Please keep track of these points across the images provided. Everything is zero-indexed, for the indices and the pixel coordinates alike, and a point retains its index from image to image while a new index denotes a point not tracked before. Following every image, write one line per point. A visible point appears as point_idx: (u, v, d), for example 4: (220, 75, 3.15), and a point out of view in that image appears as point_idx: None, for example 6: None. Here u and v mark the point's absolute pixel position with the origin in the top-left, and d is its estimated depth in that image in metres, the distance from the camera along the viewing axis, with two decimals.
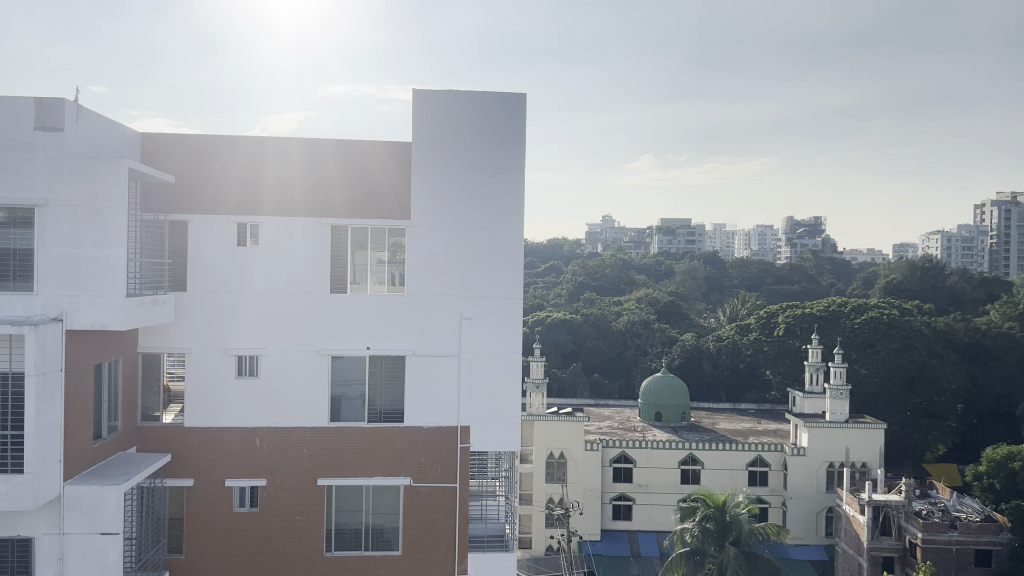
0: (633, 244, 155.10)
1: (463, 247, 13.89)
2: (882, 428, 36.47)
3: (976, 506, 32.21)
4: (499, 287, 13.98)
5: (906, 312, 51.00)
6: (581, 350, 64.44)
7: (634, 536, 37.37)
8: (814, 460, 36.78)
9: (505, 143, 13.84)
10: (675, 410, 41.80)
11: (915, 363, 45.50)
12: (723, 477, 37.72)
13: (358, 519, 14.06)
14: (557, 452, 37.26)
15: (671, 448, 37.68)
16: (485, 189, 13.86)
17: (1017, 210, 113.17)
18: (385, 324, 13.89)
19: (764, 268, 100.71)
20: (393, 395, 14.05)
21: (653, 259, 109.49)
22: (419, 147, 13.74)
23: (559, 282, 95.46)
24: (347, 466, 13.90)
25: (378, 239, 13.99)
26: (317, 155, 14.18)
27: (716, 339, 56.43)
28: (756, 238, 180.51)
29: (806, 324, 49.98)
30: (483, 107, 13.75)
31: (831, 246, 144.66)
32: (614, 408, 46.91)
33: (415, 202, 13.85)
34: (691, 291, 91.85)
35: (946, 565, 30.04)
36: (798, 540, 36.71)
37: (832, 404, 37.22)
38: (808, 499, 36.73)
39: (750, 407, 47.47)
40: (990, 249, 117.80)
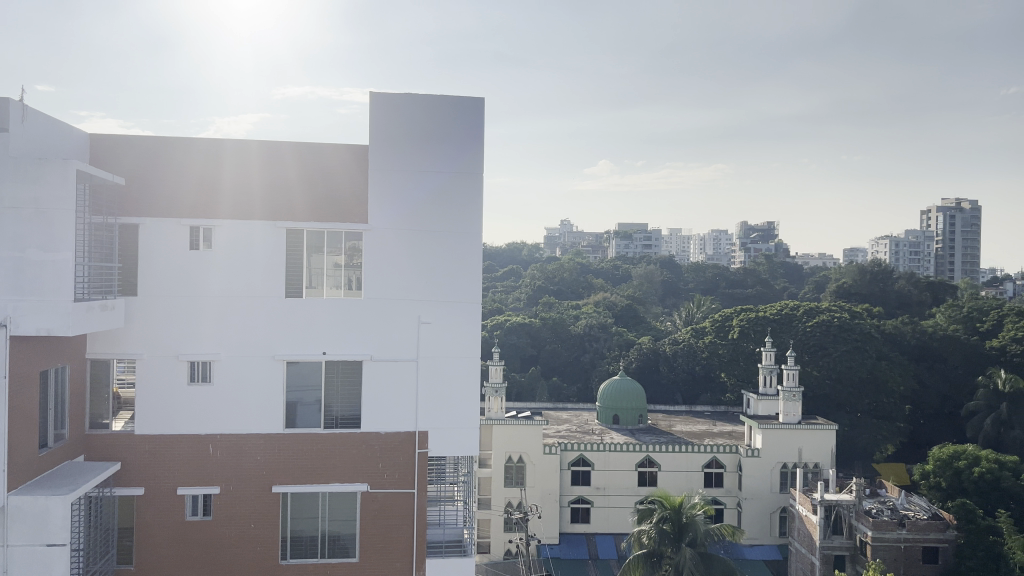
0: (590, 247, 156.09)
1: (422, 250, 13.85)
2: (833, 428, 37.22)
3: (923, 504, 33.00)
4: (458, 290, 13.94)
5: (856, 315, 52.18)
6: (539, 354, 64.58)
7: (592, 539, 37.53)
8: (768, 461, 37.36)
9: (463, 147, 13.83)
10: (633, 412, 42.10)
11: (864, 365, 46.54)
12: (680, 479, 38.10)
13: (313, 526, 13.88)
14: (515, 456, 37.24)
15: (629, 451, 37.97)
16: (442, 190, 13.83)
17: (961, 217, 117.15)
18: (342, 329, 13.77)
19: (719, 272, 102.25)
20: (350, 401, 13.91)
21: (611, 263, 110.37)
22: (374, 150, 13.64)
23: (518, 286, 95.66)
24: (302, 473, 13.75)
25: (334, 243, 13.85)
26: (275, 156, 14.03)
27: (673, 342, 57.08)
28: (711, 243, 183.14)
29: (759, 327, 50.86)
30: (442, 111, 13.76)
31: (784, 251, 147.61)
32: (572, 411, 47.10)
33: (372, 205, 13.77)
34: (647, 294, 92.88)
35: (895, 563, 30.77)
36: (752, 540, 37.23)
37: (785, 406, 37.86)
38: (762, 500, 37.33)
39: (705, 409, 48.06)
40: (936, 255, 121.30)
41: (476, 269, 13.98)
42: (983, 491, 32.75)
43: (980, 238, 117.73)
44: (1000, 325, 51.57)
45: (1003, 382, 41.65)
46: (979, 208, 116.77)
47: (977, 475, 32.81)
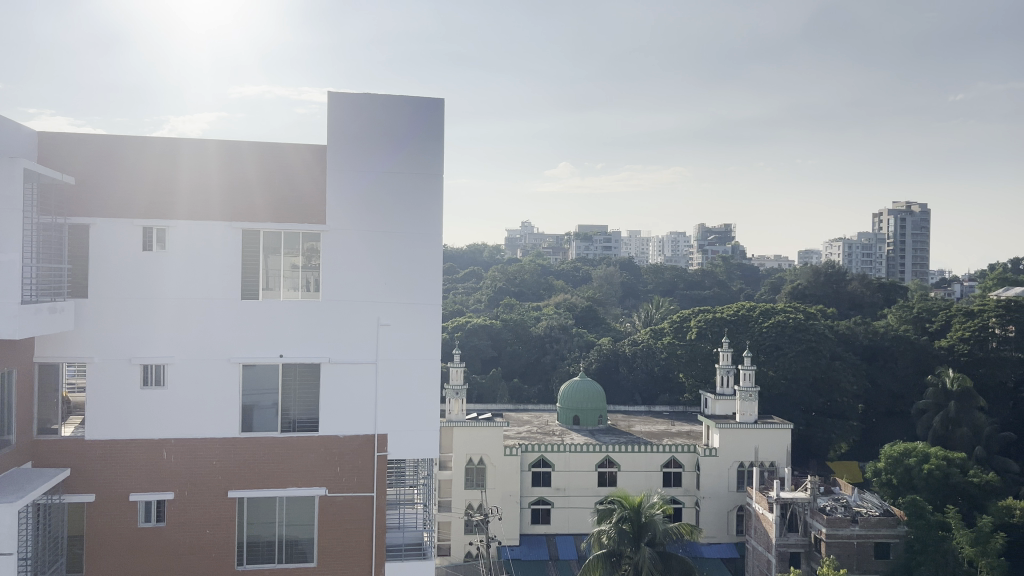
0: (551, 249, 156.60)
1: (383, 250, 13.75)
2: (788, 428, 37.83)
3: (875, 501, 33.68)
4: (416, 293, 13.87)
5: (811, 316, 53.11)
6: (500, 355, 64.60)
7: (552, 539, 37.64)
8: (725, 460, 37.84)
9: (423, 148, 13.75)
10: (593, 413, 42.30)
11: (818, 365, 47.38)
12: (639, 479, 38.38)
13: (271, 531, 13.70)
14: (476, 458, 37.16)
15: (589, 451, 38.15)
16: (402, 191, 13.75)
17: (912, 219, 120.05)
18: (301, 331, 13.61)
19: (678, 273, 103.29)
20: (308, 404, 13.75)
21: (571, 265, 110.83)
22: (332, 150, 13.52)
23: (479, 288, 95.56)
24: (259, 477, 13.54)
25: (292, 244, 13.69)
26: (234, 156, 13.85)
27: (632, 343, 57.52)
28: (670, 245, 185.02)
29: (716, 328, 51.55)
30: (401, 111, 13.68)
31: (741, 253, 149.82)
32: (533, 412, 47.17)
33: (329, 206, 13.63)
34: (608, 296, 93.45)
35: (848, 560, 31.39)
36: (710, 538, 37.69)
37: (742, 405, 38.39)
38: (720, 499, 37.81)
39: (664, 410, 48.50)
40: (888, 257, 123.94)
41: (437, 270, 13.90)
42: (932, 488, 33.55)
43: (929, 240, 120.75)
44: (949, 325, 52.87)
45: (952, 381, 42.71)
46: (929, 211, 119.76)
47: (927, 472, 33.60)
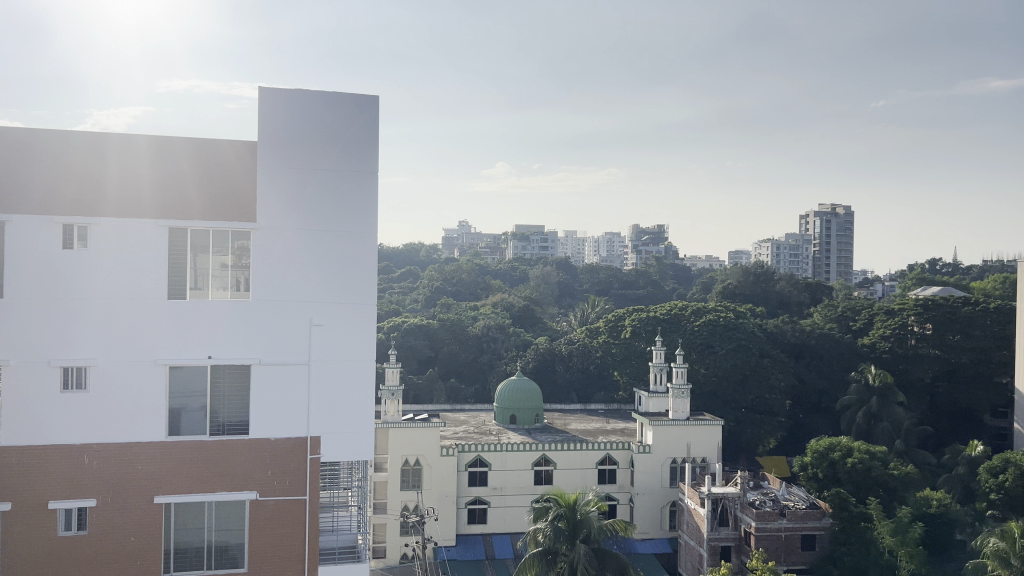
0: (488, 248, 156.76)
1: (317, 250, 13.53)
2: (719, 424, 38.64)
3: (802, 495, 34.69)
4: (351, 293, 13.68)
5: (741, 315, 54.42)
6: (437, 355, 64.39)
7: (488, 539, 37.69)
8: (659, 457, 38.46)
9: (358, 146, 13.56)
10: (530, 412, 42.47)
11: (748, 362, 48.57)
12: (575, 477, 38.70)
13: (200, 537, 13.33)
14: (412, 459, 36.90)
15: (525, 450, 38.28)
16: (336, 189, 13.54)
17: (836, 221, 124.10)
18: (232, 332, 13.29)
19: (613, 273, 104.60)
20: (237, 406, 13.41)
21: (508, 264, 111.12)
22: (264, 147, 13.25)
23: (415, 287, 95.02)
24: (187, 482, 13.18)
25: (221, 242, 13.34)
26: (166, 152, 13.53)
27: (568, 342, 57.97)
28: (605, 245, 187.20)
29: (650, 327, 52.41)
30: (335, 108, 13.47)
31: (673, 253, 152.59)
32: (469, 412, 47.12)
33: (260, 204, 13.33)
34: (545, 295, 93.98)
35: (777, 552, 32.24)
36: (643, 534, 38.25)
37: (675, 402, 39.03)
38: (653, 494, 38.40)
39: (599, 407, 49.05)
40: (813, 257, 127.65)
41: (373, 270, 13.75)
42: (856, 481, 34.73)
43: (853, 242, 125.18)
44: (871, 323, 54.82)
45: (874, 377, 44.29)
46: (853, 213, 124.07)
47: (851, 465, 34.79)
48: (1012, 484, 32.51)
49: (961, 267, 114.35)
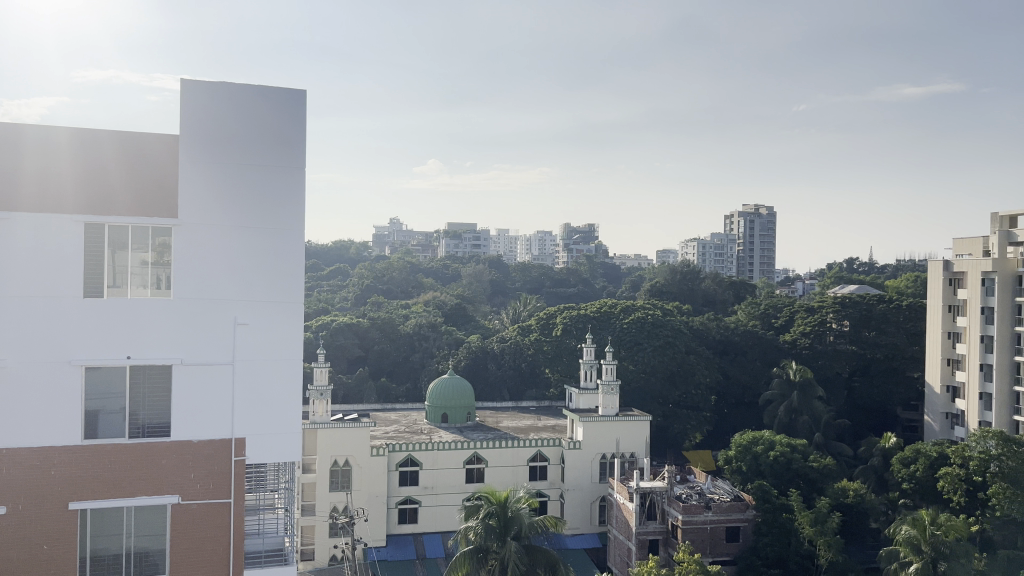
0: (420, 246, 155.77)
1: (243, 246, 13.21)
2: (647, 419, 39.33)
3: (727, 487, 35.53)
4: (278, 290, 13.40)
5: (668, 313, 55.46)
6: (367, 354, 63.69)
7: (419, 538, 37.49)
8: (588, 453, 38.92)
9: (284, 140, 13.30)
10: (461, 410, 42.39)
11: (676, 359, 49.51)
12: (506, 474, 38.81)
13: (118, 543, 12.86)
14: (341, 459, 36.40)
15: (457, 448, 38.18)
16: (261, 183, 13.24)
17: (759, 221, 127.66)
18: (154, 331, 12.88)
19: (545, 271, 105.24)
20: (158, 408, 13.02)
21: (440, 263, 110.64)
22: (186, 141, 12.88)
23: (345, 286, 93.71)
24: (104, 487, 12.72)
25: (141, 239, 12.93)
26: (87, 145, 12.95)
27: (500, 340, 58.05)
28: (537, 243, 188.29)
29: (581, 324, 52.97)
30: (260, 102, 13.18)
31: (604, 252, 154.55)
32: (400, 411, 46.74)
33: (182, 199, 12.94)
34: (476, 293, 93.93)
35: (702, 544, 32.98)
36: (574, 530, 38.62)
37: (605, 399, 39.53)
38: (583, 490, 38.85)
39: (530, 405, 49.30)
40: (737, 256, 130.87)
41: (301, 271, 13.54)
42: (777, 473, 35.79)
43: (775, 241, 129.05)
44: (792, 320, 56.57)
45: (795, 372, 45.76)
46: (775, 213, 127.86)
47: (773, 458, 35.85)
48: (923, 474, 34.03)
49: (876, 266, 119.23)
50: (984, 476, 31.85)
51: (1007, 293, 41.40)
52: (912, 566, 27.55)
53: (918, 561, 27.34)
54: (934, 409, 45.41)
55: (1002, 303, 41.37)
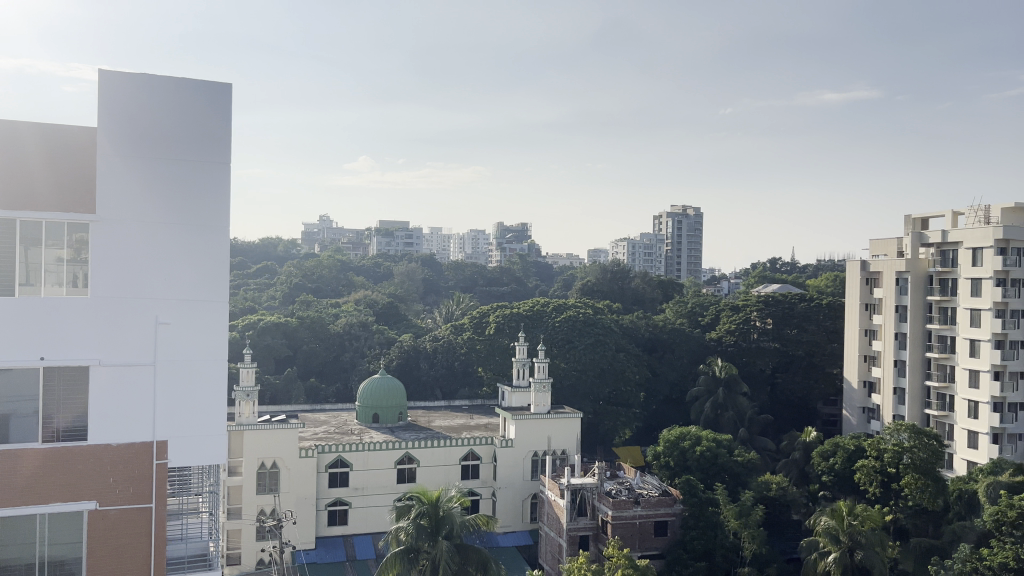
0: (350, 244, 153.73)
1: (165, 242, 13.99)
2: (579, 416, 39.73)
3: (655, 482, 36.20)
4: (199, 287, 14.18)
5: (599, 311, 56.14)
6: (296, 354, 62.55)
7: (350, 540, 37.07)
8: (520, 451, 39.12)
9: (209, 138, 14.11)
10: (392, 409, 42.06)
11: (607, 357, 50.12)
12: (438, 473, 38.67)
13: (33, 551, 13.22)
14: (269, 461, 35.68)
15: (388, 448, 37.86)
16: (187, 180, 14.07)
17: (687, 222, 130.48)
18: (75, 328, 13.53)
19: (477, 270, 105.17)
20: (73, 412, 13.54)
21: (371, 261, 109.32)
22: (112, 141, 13.66)
23: (273, 284, 91.71)
24: (21, 495, 13.19)
25: (60, 236, 13.54)
26: (14, 148, 13.80)
27: (432, 339, 57.79)
28: (470, 242, 188.04)
29: (513, 323, 53.17)
30: (188, 100, 14.02)
31: (536, 251, 155.36)
32: (330, 411, 46.09)
33: (104, 198, 13.69)
34: (408, 291, 93.27)
35: (631, 539, 33.51)
36: (505, 528, 38.77)
37: (537, 397, 39.78)
38: (515, 488, 39.02)
39: (463, 403, 49.21)
40: (666, 256, 133.35)
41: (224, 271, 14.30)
42: (704, 467, 36.59)
43: (702, 241, 131.99)
44: (718, 318, 57.98)
45: (721, 368, 46.94)
46: (702, 214, 130.76)
47: (700, 453, 36.65)
48: (841, 466, 35.29)
49: (798, 266, 123.20)
50: (897, 467, 33.17)
51: (919, 292, 43.33)
52: (831, 556, 28.57)
53: (836, 551, 28.41)
54: (852, 403, 47.09)
55: (915, 301, 43.26)
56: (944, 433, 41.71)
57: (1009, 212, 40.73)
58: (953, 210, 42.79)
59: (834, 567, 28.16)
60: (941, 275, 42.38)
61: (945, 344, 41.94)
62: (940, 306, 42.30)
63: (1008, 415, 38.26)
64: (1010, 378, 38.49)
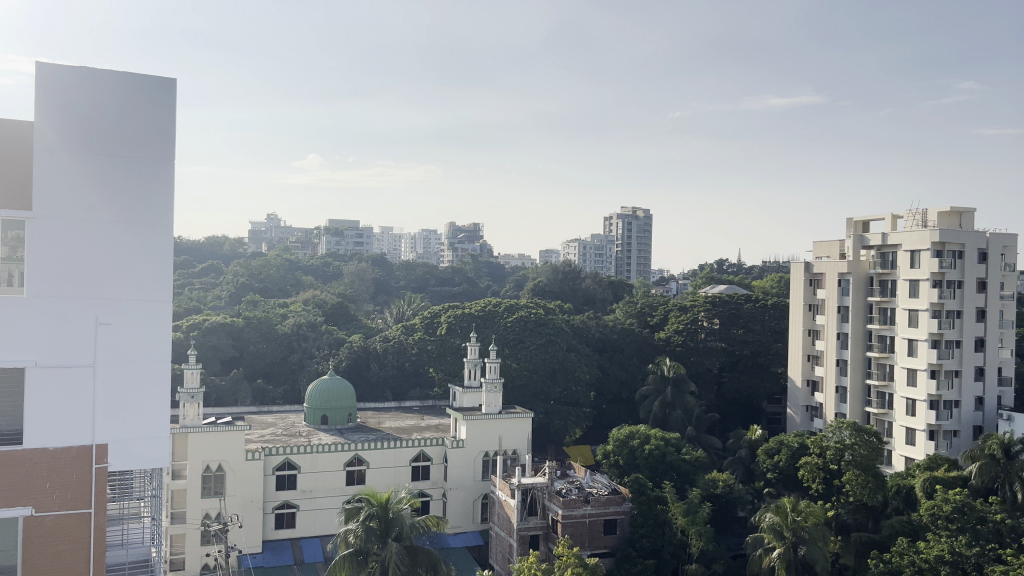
0: (298, 243, 151.43)
1: (110, 238, 15.61)
2: (529, 416, 39.84)
3: (605, 481, 36.50)
4: (143, 279, 15.87)
5: (550, 311, 56.34)
6: (242, 355, 61.43)
7: (298, 543, 36.55)
8: (470, 451, 39.04)
9: (154, 136, 15.78)
10: (342, 410, 41.56)
11: (558, 357, 50.34)
12: (388, 475, 38.37)
13: None
14: (214, 464, 35.00)
15: (337, 450, 37.43)
16: (133, 175, 15.74)
17: (637, 223, 131.90)
18: (26, 322, 15.08)
19: (428, 270, 104.59)
20: (13, 417, 15.11)
21: (320, 260, 107.82)
22: (63, 142, 15.26)
23: (219, 283, 89.77)
24: None
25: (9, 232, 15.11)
26: None
27: (382, 339, 57.32)
28: (421, 241, 186.93)
29: (464, 323, 53.07)
30: (134, 98, 15.71)
31: (488, 251, 155.22)
32: (278, 413, 45.36)
33: (53, 196, 15.25)
34: (357, 291, 92.28)
35: (581, 538, 33.73)
36: (456, 529, 38.65)
37: (488, 397, 39.76)
38: (465, 488, 38.93)
39: (414, 404, 48.93)
40: (616, 257, 134.51)
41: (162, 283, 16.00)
42: (653, 465, 37.02)
43: (651, 242, 133.59)
44: (667, 318, 58.68)
45: (669, 368, 47.54)
46: (652, 215, 132.32)
47: (648, 451, 37.06)
48: (785, 463, 36.07)
49: (744, 267, 125.49)
50: (839, 464, 34.03)
51: (860, 293, 44.50)
52: (775, 551, 29.14)
53: (781, 546, 28.99)
54: (795, 402, 48.02)
55: (856, 302, 44.40)
56: (884, 430, 42.89)
57: (945, 216, 42.11)
58: (892, 213, 44.06)
59: (779, 563, 28.74)
60: (881, 276, 43.58)
61: (885, 343, 43.13)
62: (880, 307, 43.49)
63: (944, 412, 39.54)
64: (946, 377, 39.82)
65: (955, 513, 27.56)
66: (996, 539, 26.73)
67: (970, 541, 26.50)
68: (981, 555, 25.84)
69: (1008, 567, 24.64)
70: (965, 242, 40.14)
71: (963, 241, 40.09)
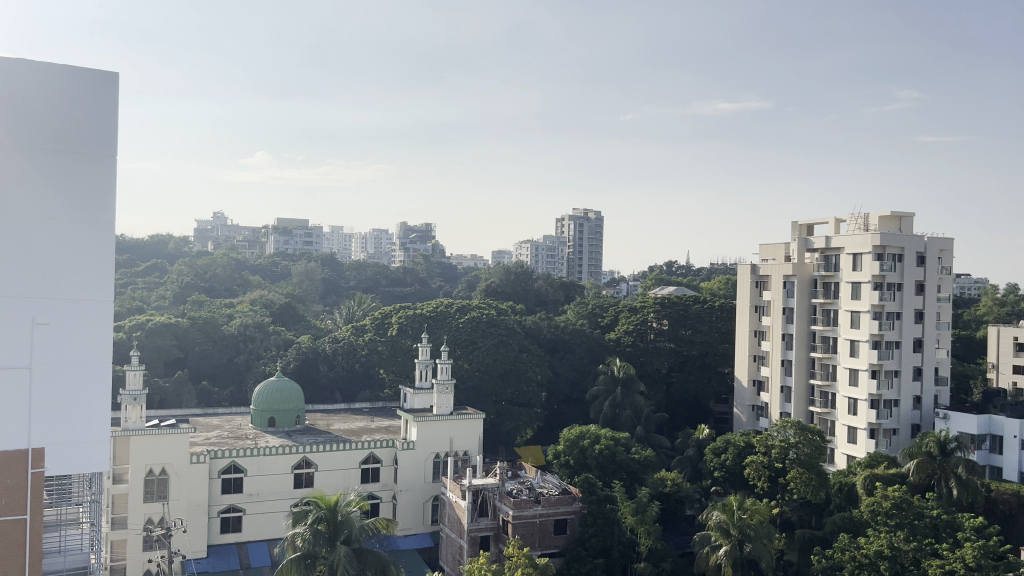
0: (246, 242, 148.89)
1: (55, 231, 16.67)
2: (480, 417, 39.81)
3: (556, 481, 36.62)
4: (87, 274, 16.89)
5: (501, 312, 56.39)
6: (187, 356, 60.10)
7: (244, 548, 35.89)
8: (421, 453, 38.81)
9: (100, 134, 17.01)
10: (289, 412, 40.93)
11: (509, 357, 50.34)
12: (337, 477, 37.91)
13: None
14: (157, 468, 34.16)
15: (285, 453, 36.86)
16: (78, 170, 16.83)
17: (588, 225, 132.89)
18: None
19: (379, 271, 103.75)
20: None
21: (268, 260, 106.04)
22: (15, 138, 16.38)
23: (163, 282, 87.65)
24: None
25: None
26: None
27: (331, 340, 56.72)
28: (371, 241, 185.39)
29: (415, 324, 52.78)
30: (86, 94, 16.92)
31: (440, 252, 154.69)
32: (224, 416, 44.49)
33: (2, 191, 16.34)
34: (306, 291, 91.05)
35: (531, 538, 33.78)
36: (406, 531, 38.38)
37: (439, 398, 39.61)
38: (415, 491, 38.67)
39: (363, 406, 48.48)
40: (568, 258, 135.28)
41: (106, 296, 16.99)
42: (602, 465, 37.29)
43: (602, 244, 134.97)
44: (617, 319, 59.24)
45: (619, 368, 47.98)
46: (603, 217, 133.63)
47: (598, 451, 37.34)
48: (732, 462, 36.69)
49: (692, 269, 127.62)
50: (783, 462, 34.73)
51: (805, 295, 45.49)
52: (722, 549, 29.61)
53: (727, 544, 29.44)
54: (742, 401, 48.85)
55: (801, 304, 45.38)
56: (826, 429, 43.92)
57: (886, 220, 43.31)
58: (835, 217, 45.15)
59: (725, 560, 29.21)
60: (825, 279, 44.63)
61: (828, 344, 44.16)
62: (824, 308, 44.51)
63: (884, 411, 40.65)
64: (886, 377, 40.95)
65: (894, 509, 28.36)
66: (933, 534, 27.57)
67: (908, 536, 27.32)
68: (918, 550, 26.65)
69: (944, 562, 25.46)
70: (905, 245, 41.37)
71: (903, 245, 41.28)
